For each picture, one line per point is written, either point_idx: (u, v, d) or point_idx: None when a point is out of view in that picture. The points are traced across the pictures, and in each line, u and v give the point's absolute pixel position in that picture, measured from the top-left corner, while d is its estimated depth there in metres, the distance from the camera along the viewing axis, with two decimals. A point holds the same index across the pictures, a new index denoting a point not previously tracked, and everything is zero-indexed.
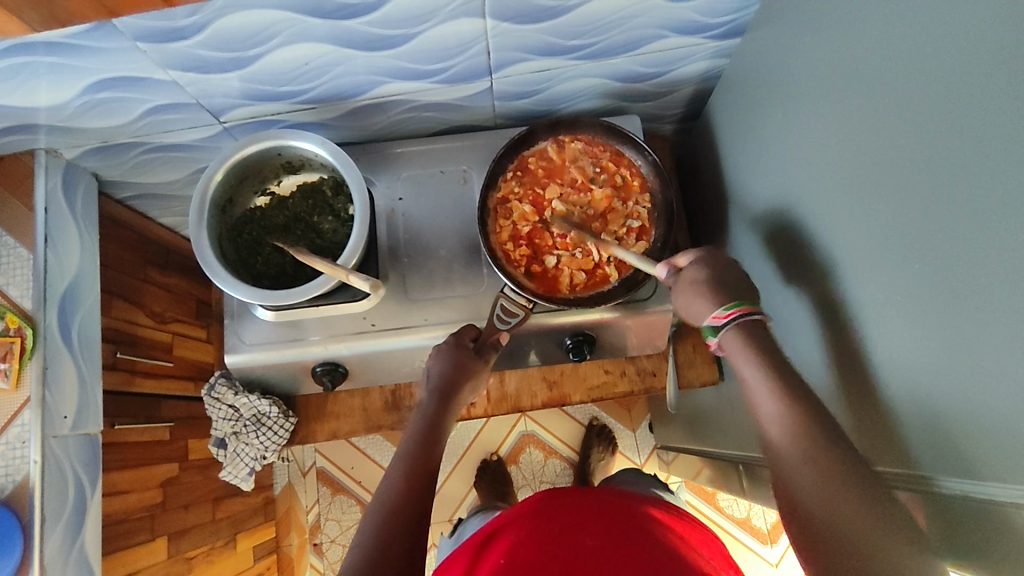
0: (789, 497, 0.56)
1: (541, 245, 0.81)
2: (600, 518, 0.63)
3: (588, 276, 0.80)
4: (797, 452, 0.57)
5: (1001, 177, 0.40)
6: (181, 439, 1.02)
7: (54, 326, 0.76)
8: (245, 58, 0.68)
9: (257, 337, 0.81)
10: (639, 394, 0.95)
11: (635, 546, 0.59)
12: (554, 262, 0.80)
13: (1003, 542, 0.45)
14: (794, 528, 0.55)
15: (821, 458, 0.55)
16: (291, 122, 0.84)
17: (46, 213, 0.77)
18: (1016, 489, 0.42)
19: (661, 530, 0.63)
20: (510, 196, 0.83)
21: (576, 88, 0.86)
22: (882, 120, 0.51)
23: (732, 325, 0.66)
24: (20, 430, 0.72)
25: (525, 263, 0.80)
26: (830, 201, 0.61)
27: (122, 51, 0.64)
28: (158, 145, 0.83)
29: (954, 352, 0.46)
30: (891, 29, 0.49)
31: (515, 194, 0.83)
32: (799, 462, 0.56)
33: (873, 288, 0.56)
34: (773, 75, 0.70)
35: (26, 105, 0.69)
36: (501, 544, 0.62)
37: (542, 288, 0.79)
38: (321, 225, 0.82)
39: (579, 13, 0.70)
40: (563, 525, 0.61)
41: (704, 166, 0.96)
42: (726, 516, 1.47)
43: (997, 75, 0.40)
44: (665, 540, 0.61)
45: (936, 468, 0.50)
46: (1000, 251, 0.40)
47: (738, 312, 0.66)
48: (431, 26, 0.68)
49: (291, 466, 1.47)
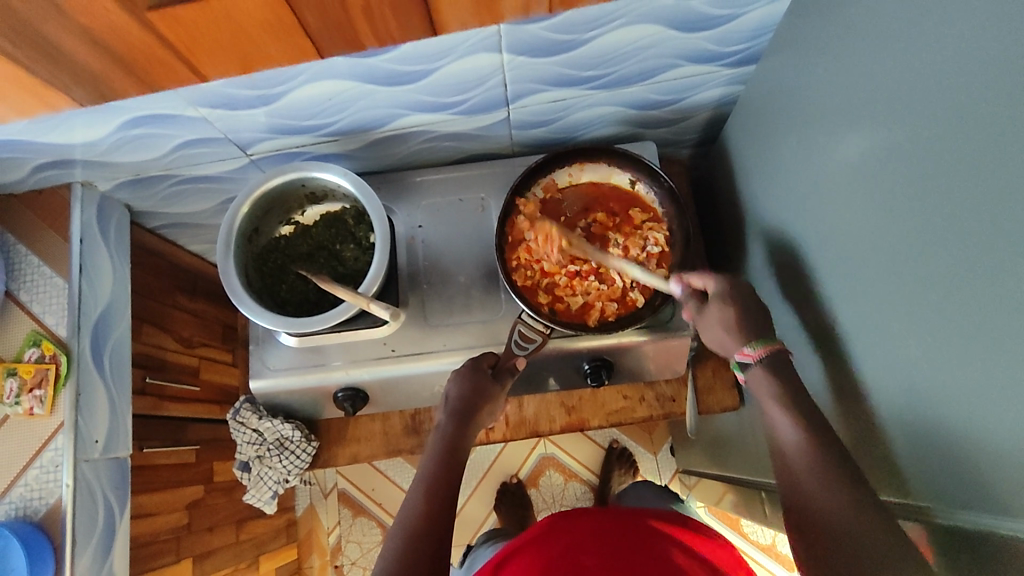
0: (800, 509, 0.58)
1: (560, 282, 0.82)
2: (602, 536, 0.63)
3: (619, 305, 0.80)
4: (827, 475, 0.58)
5: (1012, 211, 0.40)
6: (207, 462, 1.03)
7: (87, 353, 0.79)
8: (271, 96, 0.71)
9: (281, 363, 0.83)
10: (659, 419, 0.95)
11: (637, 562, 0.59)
12: (581, 300, 0.81)
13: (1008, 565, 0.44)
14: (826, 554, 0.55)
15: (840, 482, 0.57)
16: (315, 154, 0.86)
17: (81, 244, 0.80)
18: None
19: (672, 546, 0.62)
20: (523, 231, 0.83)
21: (591, 117, 0.87)
22: (892, 153, 0.51)
23: (759, 364, 0.67)
24: (54, 454, 0.75)
25: (546, 299, 0.81)
26: (841, 226, 0.61)
27: (158, 94, 0.67)
28: (189, 177, 0.86)
29: (969, 386, 0.45)
30: (900, 65, 0.50)
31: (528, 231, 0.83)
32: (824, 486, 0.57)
33: (881, 321, 0.55)
34: (786, 102, 0.70)
35: (64, 142, 0.73)
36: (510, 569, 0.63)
37: (570, 318, 0.80)
38: (343, 253, 0.84)
39: (594, 45, 0.72)
40: (565, 547, 0.62)
41: (720, 191, 0.96)
42: (750, 541, 1.44)
43: (1008, 110, 0.40)
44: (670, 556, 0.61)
45: (946, 502, 0.50)
46: (1016, 290, 0.40)
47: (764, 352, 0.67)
48: (449, 61, 0.70)
49: (312, 488, 1.48)
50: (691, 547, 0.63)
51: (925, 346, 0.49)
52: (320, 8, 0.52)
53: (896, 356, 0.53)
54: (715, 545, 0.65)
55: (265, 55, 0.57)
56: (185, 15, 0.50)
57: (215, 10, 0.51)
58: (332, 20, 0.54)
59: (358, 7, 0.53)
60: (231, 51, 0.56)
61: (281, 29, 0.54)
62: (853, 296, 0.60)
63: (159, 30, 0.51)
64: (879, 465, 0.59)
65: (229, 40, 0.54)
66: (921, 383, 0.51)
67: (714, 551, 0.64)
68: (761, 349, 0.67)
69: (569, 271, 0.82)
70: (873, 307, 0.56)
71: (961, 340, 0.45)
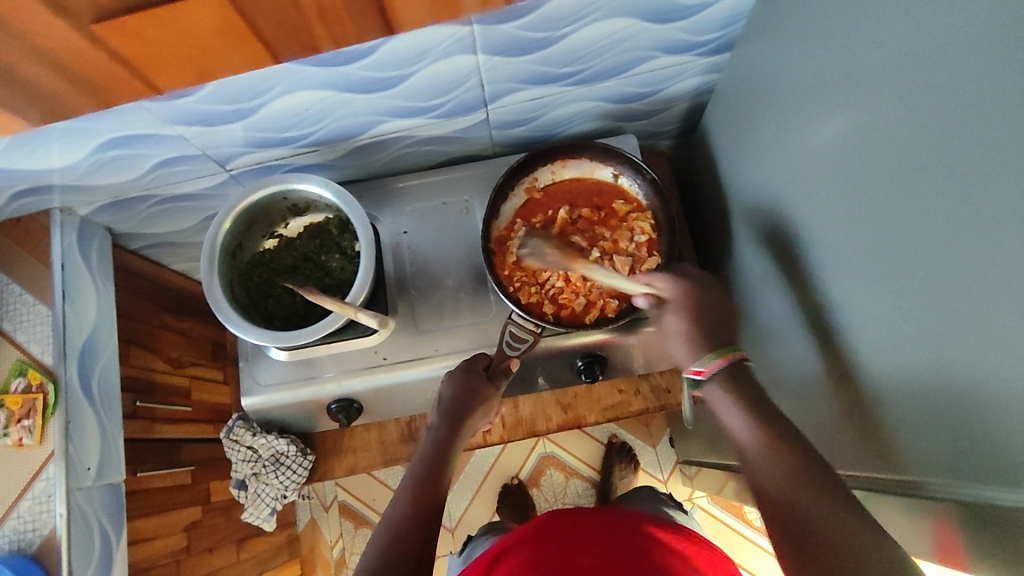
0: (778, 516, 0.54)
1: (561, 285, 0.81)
2: (598, 538, 0.62)
3: (619, 301, 0.80)
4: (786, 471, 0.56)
5: (989, 183, 0.40)
6: (203, 482, 1.02)
7: (75, 380, 0.78)
8: (247, 109, 0.70)
9: (272, 378, 0.82)
10: (654, 411, 0.95)
11: (634, 567, 0.59)
12: (584, 300, 0.81)
13: (1001, 534, 0.44)
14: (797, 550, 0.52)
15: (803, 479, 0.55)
16: (295, 166, 0.86)
17: (63, 270, 0.79)
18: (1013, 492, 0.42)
19: (671, 555, 0.61)
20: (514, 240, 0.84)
21: (572, 113, 0.87)
22: (872, 132, 0.51)
23: (716, 375, 0.66)
24: (45, 484, 0.74)
25: (547, 303, 0.81)
26: (824, 207, 0.61)
27: (124, 107, 0.65)
28: (169, 196, 0.85)
29: (955, 359, 0.45)
30: (873, 43, 0.50)
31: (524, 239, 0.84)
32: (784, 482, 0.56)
33: (868, 299, 0.55)
34: (763, 88, 0.71)
35: (40, 168, 0.72)
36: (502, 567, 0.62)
37: (574, 319, 0.80)
38: (329, 263, 0.83)
39: (569, 41, 0.72)
40: (561, 548, 0.61)
41: (703, 180, 0.96)
42: (753, 528, 1.44)
43: (980, 83, 0.40)
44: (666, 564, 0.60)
45: (933, 475, 0.50)
46: (997, 258, 0.40)
47: (721, 362, 0.66)
48: (425, 65, 0.70)
49: (312, 502, 1.47)
50: (688, 556, 0.62)
51: (912, 321, 0.50)
52: (279, 15, 0.47)
53: (884, 334, 0.54)
54: (707, 552, 0.65)
55: (218, 65, 0.51)
56: (135, 31, 0.44)
57: (166, 24, 0.45)
58: (289, 25, 0.48)
59: (315, 9, 0.47)
60: (187, 63, 0.50)
61: (238, 38, 0.48)
62: (839, 276, 0.60)
63: (108, 44, 0.45)
64: (871, 443, 0.59)
65: (183, 54, 0.49)
66: (910, 358, 0.51)
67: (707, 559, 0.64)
68: (713, 363, 0.66)
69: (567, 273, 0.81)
70: (858, 286, 0.57)
71: (948, 314, 0.46)
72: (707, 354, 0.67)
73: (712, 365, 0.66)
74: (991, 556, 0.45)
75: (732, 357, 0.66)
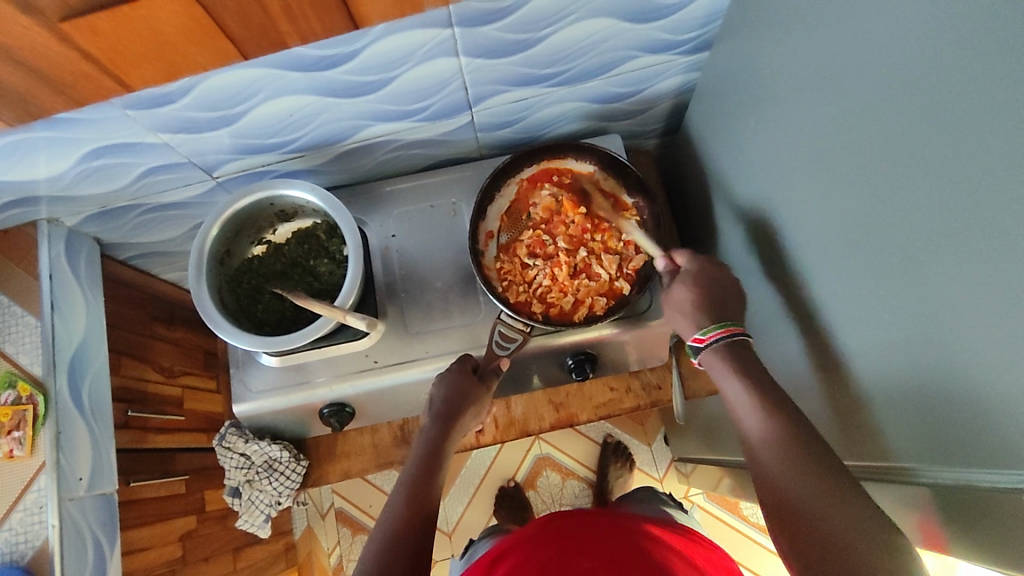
0: (776, 505, 0.56)
1: (550, 285, 0.82)
2: (597, 538, 0.63)
3: (608, 299, 0.81)
4: (780, 450, 0.58)
5: (959, 168, 0.41)
6: (197, 491, 1.01)
7: (65, 392, 0.78)
8: (232, 115, 0.71)
9: (263, 384, 0.82)
10: (646, 408, 0.96)
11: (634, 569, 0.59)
12: (573, 300, 0.81)
13: (983, 517, 0.44)
14: (792, 535, 0.54)
15: (800, 463, 0.56)
16: (282, 172, 0.86)
17: (50, 281, 0.79)
18: (993, 474, 0.42)
19: (669, 555, 0.62)
20: (501, 242, 0.85)
21: (556, 114, 0.88)
22: (848, 123, 0.52)
23: (716, 345, 0.67)
24: (37, 495, 0.73)
25: (537, 303, 0.81)
26: (803, 200, 0.62)
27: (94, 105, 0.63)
28: (157, 205, 0.85)
29: (932, 343, 0.46)
30: (846, 36, 0.51)
31: (512, 241, 0.85)
32: (781, 467, 0.57)
33: (847, 289, 0.56)
34: (742, 84, 0.72)
35: (25, 178, 0.72)
36: (502, 568, 0.62)
37: (563, 318, 0.81)
38: (317, 268, 0.83)
39: (551, 42, 0.73)
40: (560, 549, 0.61)
41: (689, 178, 0.97)
42: (750, 523, 1.45)
43: (946, 72, 0.41)
44: (662, 563, 0.60)
45: (916, 460, 0.51)
46: (969, 242, 0.41)
47: (720, 334, 0.67)
48: (408, 68, 0.70)
49: (309, 510, 1.47)
50: (683, 553, 0.63)
51: (890, 309, 0.51)
52: (239, 12, 0.52)
53: (864, 323, 0.54)
54: (701, 547, 0.65)
55: (193, 63, 0.57)
56: (104, 26, 0.50)
57: (133, 23, 0.50)
58: (254, 21, 0.53)
59: (276, 7, 0.53)
60: (160, 61, 0.55)
61: (206, 36, 0.54)
62: (822, 267, 0.60)
63: (78, 43, 0.51)
64: (855, 432, 0.60)
65: (154, 51, 0.54)
66: (890, 346, 0.51)
67: (703, 555, 0.64)
68: (716, 332, 0.67)
69: (556, 274, 0.82)
70: (839, 276, 0.57)
71: (924, 300, 0.46)
72: (710, 325, 0.68)
73: (714, 334, 0.67)
74: (974, 543, 0.46)
75: (734, 330, 0.67)
